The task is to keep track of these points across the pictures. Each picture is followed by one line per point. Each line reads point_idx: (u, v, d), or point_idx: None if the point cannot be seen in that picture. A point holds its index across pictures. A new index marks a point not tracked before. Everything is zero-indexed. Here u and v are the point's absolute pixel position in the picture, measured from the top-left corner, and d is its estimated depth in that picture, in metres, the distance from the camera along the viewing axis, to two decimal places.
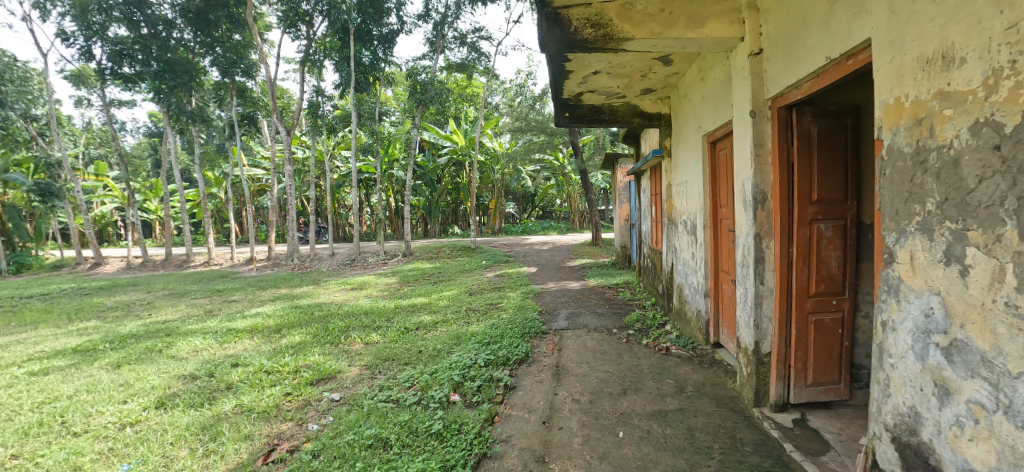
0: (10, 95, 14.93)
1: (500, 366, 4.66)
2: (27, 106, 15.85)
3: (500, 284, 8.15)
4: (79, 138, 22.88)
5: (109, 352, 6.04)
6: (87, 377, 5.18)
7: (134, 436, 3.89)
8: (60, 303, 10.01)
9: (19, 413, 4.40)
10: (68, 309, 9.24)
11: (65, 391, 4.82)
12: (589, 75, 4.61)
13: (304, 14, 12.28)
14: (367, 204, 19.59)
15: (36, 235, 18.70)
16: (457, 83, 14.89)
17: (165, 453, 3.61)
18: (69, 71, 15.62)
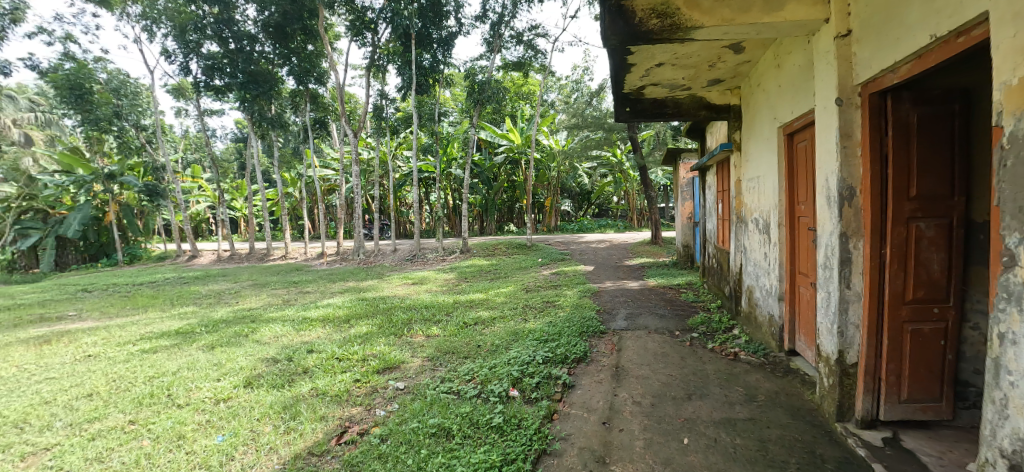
0: (125, 108, 16.88)
1: (557, 364, 4.61)
2: (140, 116, 17.70)
3: (558, 282, 8.08)
4: (177, 144, 25.29)
5: (204, 335, 6.61)
6: (186, 357, 5.67)
7: (226, 411, 4.22)
8: (162, 290, 11.07)
9: (135, 384, 4.90)
10: (170, 295, 10.20)
11: (169, 367, 5.32)
12: (653, 67, 4.44)
13: (369, 22, 12.82)
14: (427, 202, 20.14)
15: (145, 230, 20.96)
16: (514, 81, 14.95)
17: (252, 428, 3.88)
18: (171, 85, 17.34)
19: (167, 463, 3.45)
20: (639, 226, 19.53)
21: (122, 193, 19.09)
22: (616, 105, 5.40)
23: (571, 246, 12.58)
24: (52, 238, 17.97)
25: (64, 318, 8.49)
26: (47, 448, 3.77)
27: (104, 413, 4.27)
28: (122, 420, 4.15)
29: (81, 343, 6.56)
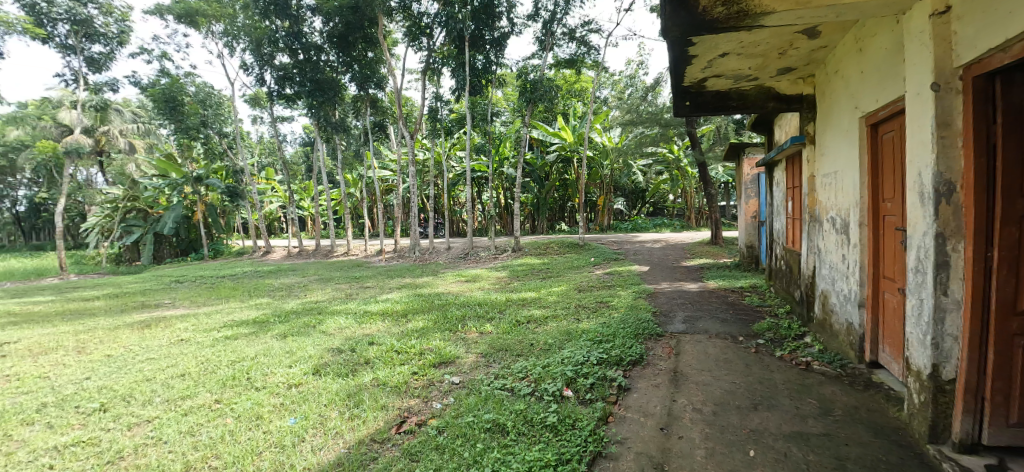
0: (211, 117, 18.45)
1: (612, 365, 4.51)
2: (222, 123, 19.12)
3: (612, 282, 7.90)
4: (252, 148, 27.13)
5: (277, 324, 7.02)
6: (262, 344, 6.04)
7: (297, 395, 4.46)
8: (241, 282, 11.91)
9: (219, 367, 5.29)
10: (247, 287, 10.94)
11: (248, 353, 5.69)
12: (716, 58, 4.21)
13: (424, 27, 13.06)
14: (480, 201, 20.40)
15: (227, 228, 22.70)
16: (566, 79, 14.78)
17: (320, 413, 4.10)
18: (248, 95, 18.66)
19: (246, 442, 3.72)
20: (697, 225, 18.76)
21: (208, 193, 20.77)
22: (675, 99, 5.16)
23: (625, 245, 12.29)
24: (148, 234, 19.85)
25: (159, 305, 9.34)
26: (148, 421, 4.17)
27: (193, 393, 4.65)
28: (209, 399, 4.51)
29: (174, 328, 7.18)
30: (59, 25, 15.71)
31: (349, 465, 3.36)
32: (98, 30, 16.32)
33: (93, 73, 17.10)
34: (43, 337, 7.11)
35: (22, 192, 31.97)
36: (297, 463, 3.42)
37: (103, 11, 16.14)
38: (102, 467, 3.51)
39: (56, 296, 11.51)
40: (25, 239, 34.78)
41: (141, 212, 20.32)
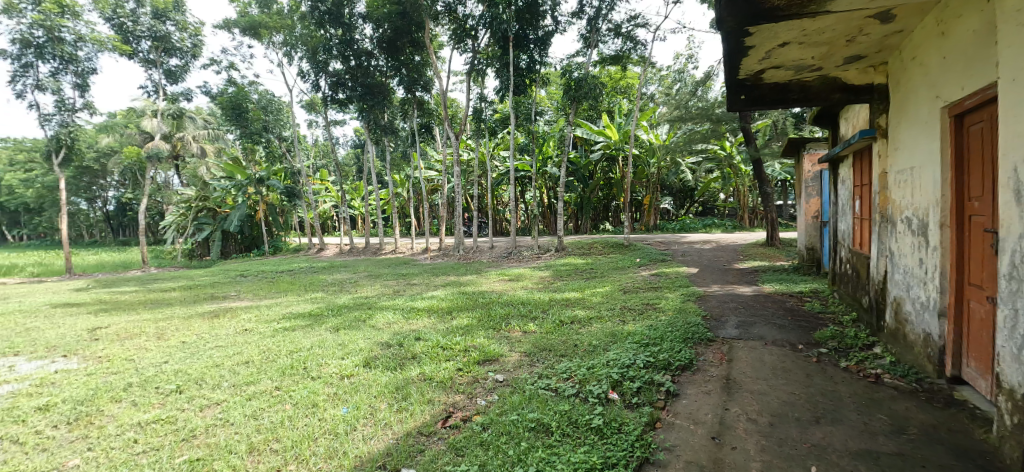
0: (271, 122, 19.46)
1: (659, 370, 4.38)
2: (281, 128, 20.09)
3: (659, 283, 7.66)
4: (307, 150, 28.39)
5: (330, 317, 7.29)
6: (317, 336, 6.28)
7: (349, 386, 4.61)
8: (297, 277, 12.46)
9: (279, 356, 5.54)
10: (303, 282, 11.42)
11: (304, 344, 5.93)
12: (775, 48, 3.97)
13: (470, 29, 13.14)
14: (523, 200, 20.40)
15: (285, 226, 23.87)
16: (611, 76, 14.52)
17: (371, 404, 4.22)
18: (304, 101, 19.52)
19: (303, 427, 3.88)
20: (750, 225, 17.95)
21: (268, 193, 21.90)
22: (729, 94, 4.90)
23: (673, 246, 11.92)
24: (216, 231, 21.16)
25: (225, 297, 9.92)
26: (216, 404, 4.43)
27: (256, 379, 4.90)
28: (270, 386, 4.74)
29: (239, 318, 7.62)
30: (141, 41, 17.01)
31: (398, 455, 3.43)
32: (175, 45, 17.54)
33: (170, 84, 18.42)
34: (127, 323, 7.72)
35: (110, 193, 35.00)
36: (350, 451, 3.53)
37: (179, 27, 17.32)
38: (177, 443, 3.77)
39: (136, 287, 12.47)
40: (112, 236, 38.04)
41: (210, 211, 21.69)
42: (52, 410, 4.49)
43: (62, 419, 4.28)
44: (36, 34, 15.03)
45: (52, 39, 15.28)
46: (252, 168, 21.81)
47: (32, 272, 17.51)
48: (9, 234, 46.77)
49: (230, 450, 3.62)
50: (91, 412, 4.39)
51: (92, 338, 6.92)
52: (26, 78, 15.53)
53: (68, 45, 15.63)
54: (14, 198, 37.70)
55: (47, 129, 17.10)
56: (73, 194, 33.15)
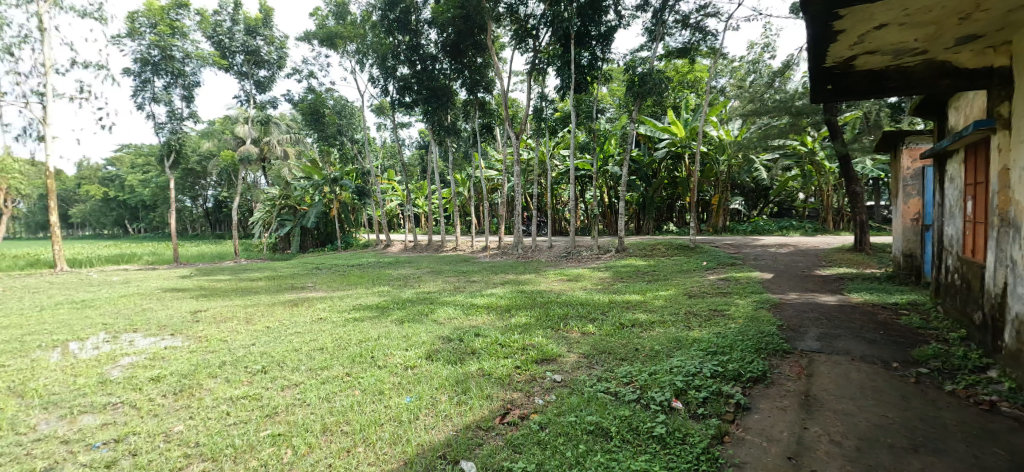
0: (344, 125, 20.54)
1: (728, 381, 4.13)
2: (354, 131, 21.14)
3: (727, 288, 7.23)
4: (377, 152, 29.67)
5: (396, 310, 7.51)
6: (384, 327, 6.49)
7: (412, 377, 4.72)
8: (366, 271, 13.02)
9: (350, 344, 5.78)
10: (371, 276, 11.91)
11: (372, 334, 6.15)
12: (871, 31, 3.59)
13: (531, 29, 13.16)
14: (583, 200, 20.09)
15: (356, 223, 25.08)
16: (678, 70, 13.92)
17: (432, 395, 4.31)
18: (373, 105, 20.38)
19: (370, 413, 4.06)
20: (834, 229, 16.38)
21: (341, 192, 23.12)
22: (814, 84, 4.43)
23: (745, 249, 11.19)
24: (296, 227, 22.64)
25: (303, 287, 10.55)
26: (295, 386, 4.70)
27: (329, 364, 5.14)
28: (342, 371, 4.95)
29: (315, 308, 8.05)
30: (236, 56, 18.54)
31: (457, 447, 3.51)
32: (264, 58, 18.91)
33: (260, 94, 19.94)
34: (221, 308, 8.41)
35: (209, 191, 38.56)
36: (413, 438, 3.66)
37: (267, 41, 18.69)
38: (262, 419, 4.06)
39: (229, 276, 13.61)
40: (210, 230, 41.92)
41: (291, 209, 23.25)
42: (161, 381, 4.96)
43: (169, 390, 4.72)
44: (152, 53, 16.83)
45: (165, 57, 17.03)
46: (328, 168, 23.13)
47: (147, 260, 19.68)
48: (127, 227, 52.85)
49: (306, 428, 3.86)
50: (192, 385, 4.81)
51: (193, 319, 7.61)
52: (145, 93, 17.41)
53: (178, 62, 17.35)
54: (132, 195, 42.58)
55: (160, 136, 19.07)
56: (177, 192, 36.87)
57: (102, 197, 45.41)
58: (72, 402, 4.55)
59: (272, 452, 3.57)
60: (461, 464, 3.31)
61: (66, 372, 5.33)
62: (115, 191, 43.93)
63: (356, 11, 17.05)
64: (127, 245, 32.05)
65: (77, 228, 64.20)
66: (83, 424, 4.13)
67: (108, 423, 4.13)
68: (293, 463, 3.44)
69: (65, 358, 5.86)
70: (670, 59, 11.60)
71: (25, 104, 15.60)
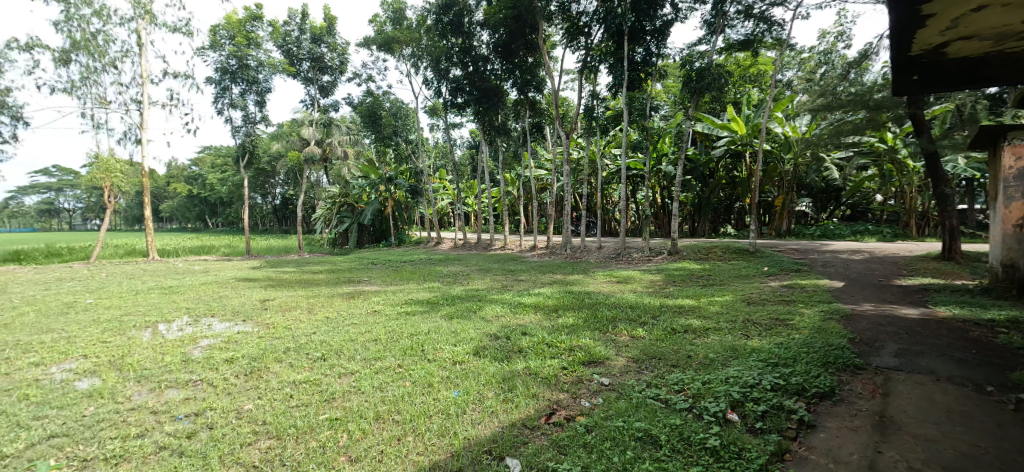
0: (399, 126, 21.10)
1: (789, 396, 3.87)
2: (408, 131, 21.69)
3: (791, 296, 6.77)
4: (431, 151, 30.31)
5: (445, 306, 7.59)
6: (434, 322, 6.55)
7: (460, 372, 4.73)
8: (418, 267, 13.30)
9: (401, 337, 5.87)
10: (423, 272, 12.16)
11: (422, 328, 6.23)
12: (968, 13, 3.25)
13: (582, 27, 12.91)
14: (635, 200, 19.57)
15: (409, 220, 25.74)
16: (740, 63, 13.25)
17: (479, 390, 4.32)
18: (427, 106, 20.80)
19: (420, 404, 4.13)
20: (919, 235, 14.57)
21: (396, 191, 23.82)
22: (896, 74, 4.06)
23: (812, 256, 10.42)
24: (354, 224, 23.51)
25: (360, 281, 10.92)
26: (351, 373, 4.84)
27: (382, 355, 5.25)
28: (394, 362, 5.05)
29: (369, 301, 8.29)
30: (303, 63, 19.50)
31: (502, 444, 3.55)
32: (328, 64, 19.74)
33: (323, 98, 20.86)
34: (286, 298, 8.85)
35: (277, 189, 40.94)
36: (460, 432, 3.72)
37: (331, 48, 19.50)
38: (320, 403, 4.22)
39: (293, 268, 14.34)
40: (278, 225, 44.50)
41: (349, 206, 24.20)
42: (234, 362, 5.25)
43: (241, 371, 5.00)
44: (230, 62, 18.04)
45: (242, 66, 18.19)
46: (384, 168, 23.84)
47: (223, 252, 21.15)
48: (207, 222, 57.25)
49: (361, 414, 3.99)
50: (260, 368, 5.06)
51: (262, 307, 8.06)
52: (224, 99, 18.67)
53: (252, 70, 18.47)
54: (212, 193, 45.96)
55: (236, 138, 20.40)
56: (249, 189, 39.40)
57: (187, 194, 49.47)
58: (160, 376, 4.92)
59: (330, 435, 3.73)
60: (507, 461, 3.36)
61: (155, 349, 5.76)
62: (197, 189, 47.60)
63: (412, 16, 17.42)
64: (205, 238, 34.62)
65: (164, 221, 70.09)
66: (168, 398, 4.47)
67: (189, 398, 4.43)
68: (349, 447, 3.59)
69: (154, 337, 6.36)
70: (731, 52, 11.04)
71: (124, 111, 17.21)
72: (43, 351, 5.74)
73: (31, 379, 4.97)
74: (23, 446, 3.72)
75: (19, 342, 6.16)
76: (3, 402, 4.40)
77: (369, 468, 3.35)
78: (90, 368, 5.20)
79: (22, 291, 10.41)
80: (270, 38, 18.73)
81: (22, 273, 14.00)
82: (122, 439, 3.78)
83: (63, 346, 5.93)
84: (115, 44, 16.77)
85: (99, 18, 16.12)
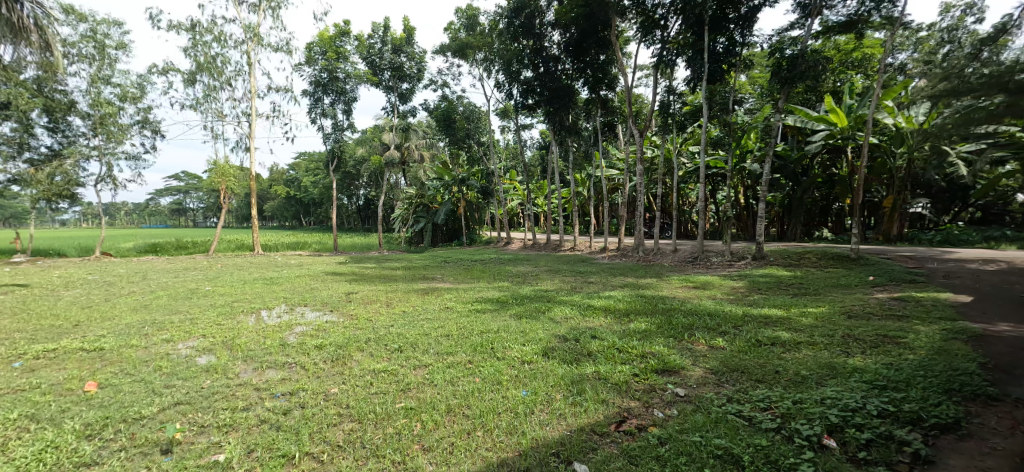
0: (470, 128, 21.47)
1: (901, 425, 3.36)
2: (480, 134, 22.06)
3: (903, 311, 5.95)
4: (502, 153, 30.65)
5: (515, 305, 7.54)
6: (503, 321, 6.50)
7: (529, 371, 4.62)
8: (489, 266, 13.44)
9: (472, 334, 5.88)
10: (493, 271, 12.25)
11: (492, 326, 6.20)
12: None
13: (658, 19, 12.32)
14: (714, 200, 18.46)
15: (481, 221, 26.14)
16: (840, 47, 12.02)
17: (548, 392, 4.19)
18: (498, 108, 20.99)
19: (489, 400, 4.07)
20: None
21: (468, 191, 24.32)
22: None
23: (928, 265, 9.15)
24: (428, 224, 24.29)
25: (434, 278, 11.20)
26: (425, 366, 4.89)
27: (454, 351, 5.27)
28: (465, 358, 5.05)
29: (442, 297, 8.45)
30: (385, 72, 20.47)
31: (571, 448, 3.42)
32: (407, 72, 20.54)
33: (402, 105, 21.77)
34: (368, 291, 9.27)
35: (361, 191, 43.47)
36: (528, 431, 3.63)
37: (410, 57, 20.25)
38: (397, 392, 4.29)
39: (374, 264, 15.06)
40: (361, 224, 47.23)
41: (424, 207, 25.07)
42: (323, 349, 5.52)
43: (329, 357, 5.24)
44: (322, 76, 19.34)
45: (332, 78, 19.42)
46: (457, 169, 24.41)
47: (315, 248, 22.79)
48: (301, 222, 62.29)
49: (434, 406, 4.01)
50: (345, 356, 5.26)
51: (346, 299, 8.49)
52: (317, 109, 20.02)
53: (341, 82, 19.66)
54: (305, 194, 49.84)
55: (327, 144, 21.86)
56: (337, 190, 42.19)
57: (285, 196, 54.13)
58: (262, 357, 5.28)
59: (405, 423, 3.78)
60: (573, 465, 3.23)
61: (258, 333, 6.20)
62: (293, 191, 51.85)
63: (485, 21, 17.60)
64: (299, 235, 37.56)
65: (265, 219, 77.03)
66: (268, 377, 4.76)
67: (285, 379, 4.69)
68: (421, 436, 3.62)
69: (258, 322, 6.88)
70: (829, 36, 10.03)
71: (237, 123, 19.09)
72: (172, 329, 6.39)
73: (162, 352, 5.52)
74: (156, 409, 4.10)
75: (153, 321, 6.91)
76: (142, 371, 4.90)
77: (440, 459, 3.36)
78: (207, 346, 5.70)
79: (157, 277, 11.86)
80: (356, 52, 19.88)
81: (153, 263, 15.93)
82: (231, 410, 4.07)
83: (187, 326, 6.58)
84: (231, 65, 18.62)
85: (218, 43, 17.96)
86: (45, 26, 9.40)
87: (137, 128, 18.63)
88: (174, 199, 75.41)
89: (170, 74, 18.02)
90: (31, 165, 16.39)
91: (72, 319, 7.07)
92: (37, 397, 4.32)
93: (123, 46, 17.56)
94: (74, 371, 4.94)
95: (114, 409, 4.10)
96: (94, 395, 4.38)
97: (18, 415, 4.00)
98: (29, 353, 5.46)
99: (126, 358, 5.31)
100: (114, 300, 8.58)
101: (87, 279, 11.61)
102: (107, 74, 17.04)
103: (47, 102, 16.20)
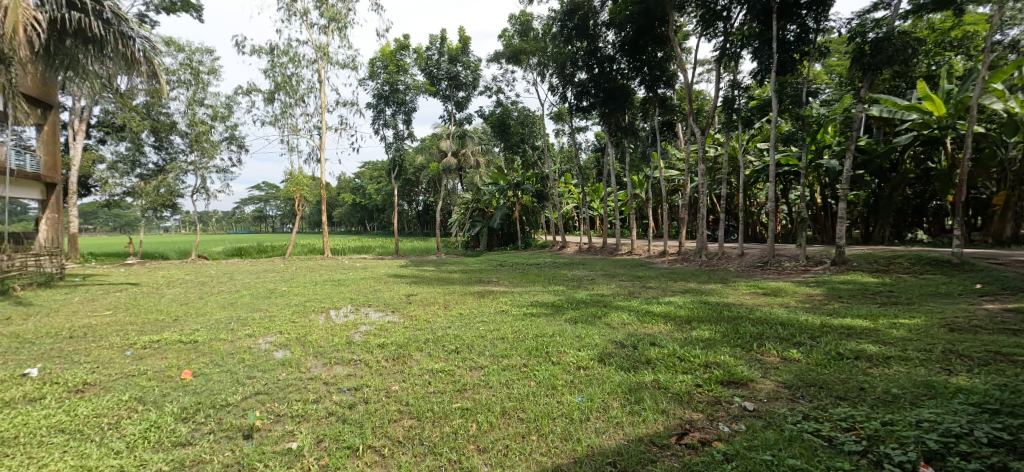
0: (526, 131, 21.50)
1: (1018, 456, 2.88)
2: (535, 138, 22.12)
3: (1019, 324, 5.19)
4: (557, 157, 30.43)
5: (570, 310, 7.33)
6: (558, 325, 6.32)
7: (584, 377, 4.42)
8: (545, 270, 13.30)
9: (527, 338, 5.76)
10: (549, 275, 12.05)
11: (547, 330, 6.06)
12: None
13: (720, 11, 11.71)
14: (785, 200, 17.26)
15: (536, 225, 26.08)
16: (932, 26, 10.89)
17: (604, 399, 3.98)
18: (553, 112, 20.76)
19: (544, 405, 3.93)
20: None
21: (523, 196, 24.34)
22: None
23: None
24: (484, 228, 24.62)
25: (489, 281, 11.21)
26: (480, 368, 4.84)
27: (509, 354, 5.17)
28: (520, 361, 4.94)
29: (498, 300, 8.41)
30: (441, 82, 20.91)
31: (628, 457, 3.23)
32: (463, 81, 20.85)
33: (458, 112, 22.12)
34: (427, 294, 9.39)
35: (421, 197, 44.90)
36: (583, 438, 3.45)
37: (465, 66, 20.51)
38: (453, 392, 4.25)
39: (433, 267, 15.44)
40: (421, 228, 48.91)
41: (480, 211, 25.38)
42: (385, 348, 5.61)
43: (390, 355, 5.29)
44: (384, 88, 20.08)
45: (393, 90, 20.08)
46: (512, 174, 24.39)
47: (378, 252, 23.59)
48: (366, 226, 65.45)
49: (490, 407, 3.93)
50: (405, 355, 5.30)
51: (405, 301, 8.63)
52: (379, 120, 20.79)
53: (401, 93, 20.22)
54: (369, 201, 52.21)
55: (389, 153, 22.59)
56: (398, 196, 43.97)
57: (352, 203, 57.15)
58: (329, 354, 5.43)
59: (461, 423, 3.72)
60: None
61: (327, 331, 6.43)
62: (360, 198, 54.46)
63: (539, 26, 17.48)
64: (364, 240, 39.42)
65: (333, 225, 81.49)
66: (336, 372, 4.89)
67: (350, 375, 4.78)
68: (476, 437, 3.55)
69: (327, 321, 7.12)
70: (922, 14, 9.07)
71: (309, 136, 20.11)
72: (253, 326, 6.75)
73: (245, 346, 5.81)
74: (239, 397, 4.29)
75: (237, 317, 7.35)
76: (228, 362, 5.18)
77: (494, 461, 3.27)
78: (283, 342, 5.95)
79: (239, 278, 12.71)
80: (415, 64, 20.49)
81: (238, 266, 17.21)
82: (303, 402, 4.18)
83: (265, 323, 6.94)
84: (304, 83, 19.68)
85: (291, 62, 19.06)
86: (153, 58, 10.18)
87: (226, 144, 20.17)
88: (256, 207, 81.64)
89: (252, 94, 19.33)
90: (141, 179, 18.26)
91: (171, 314, 7.66)
92: (144, 382, 4.65)
93: (213, 71, 19.06)
94: (173, 361, 5.30)
95: (205, 395, 4.34)
96: (189, 382, 4.66)
97: (128, 397, 4.30)
98: (138, 343, 5.95)
99: (215, 350, 5.63)
100: (204, 298, 9.29)
101: (183, 279, 12.69)
102: (201, 97, 18.54)
103: (153, 124, 17.81)
